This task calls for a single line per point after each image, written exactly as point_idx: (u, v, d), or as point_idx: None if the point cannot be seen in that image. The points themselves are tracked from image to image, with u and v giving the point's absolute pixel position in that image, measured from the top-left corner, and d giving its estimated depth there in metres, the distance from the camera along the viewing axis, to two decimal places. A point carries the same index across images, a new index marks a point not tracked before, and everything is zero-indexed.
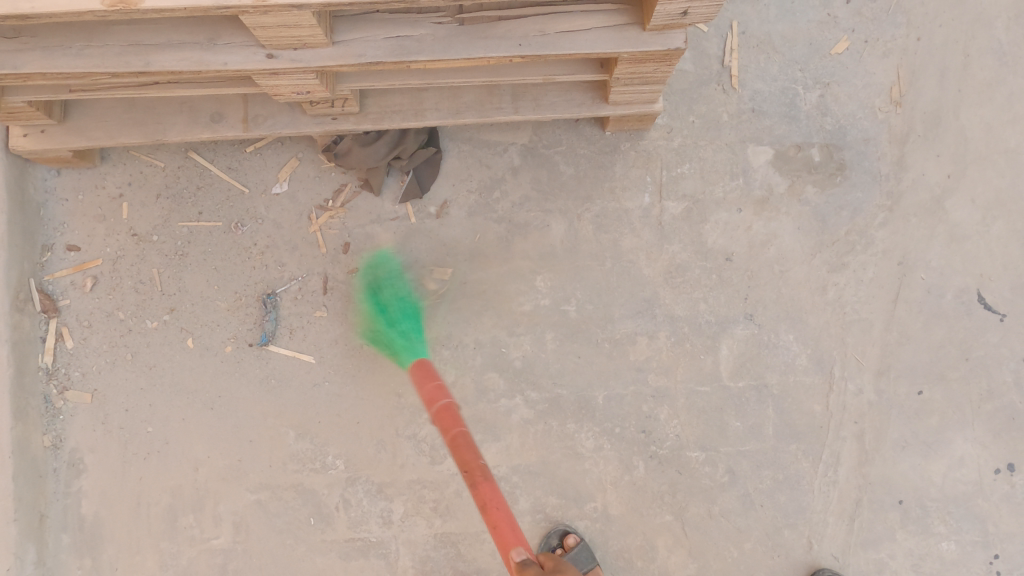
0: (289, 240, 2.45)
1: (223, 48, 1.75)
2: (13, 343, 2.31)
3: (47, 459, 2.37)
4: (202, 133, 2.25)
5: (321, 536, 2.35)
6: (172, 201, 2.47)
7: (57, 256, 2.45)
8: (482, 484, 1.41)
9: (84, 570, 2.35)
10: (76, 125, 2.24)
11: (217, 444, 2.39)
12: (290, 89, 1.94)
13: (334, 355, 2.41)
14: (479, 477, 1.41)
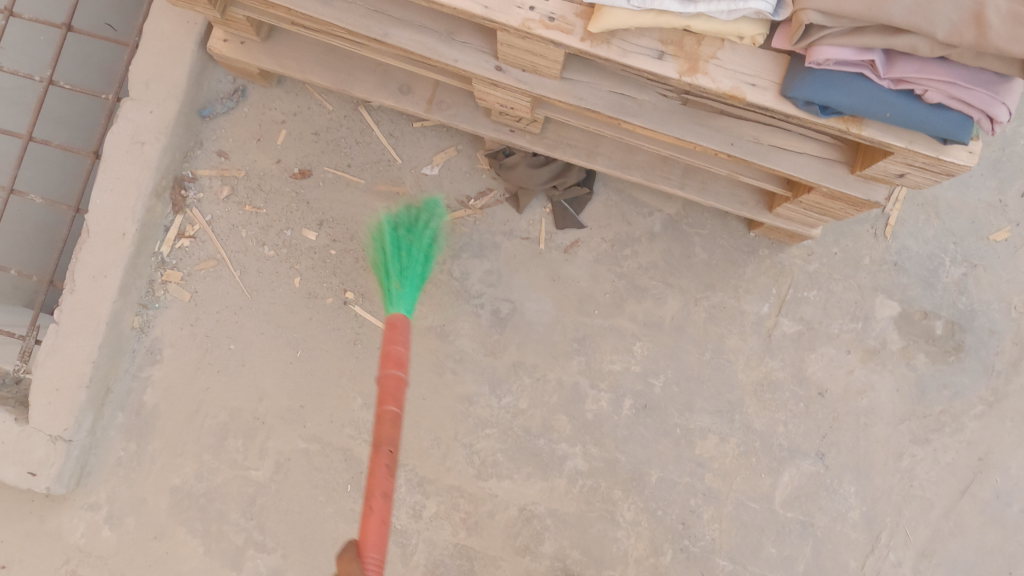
0: (420, 221, 2.50)
1: (457, 45, 1.82)
2: (143, 224, 2.38)
3: (130, 338, 2.45)
4: (386, 98, 2.30)
5: (351, 505, 2.41)
6: (327, 145, 2.53)
7: (205, 155, 2.52)
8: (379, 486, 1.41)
9: (126, 453, 2.42)
10: (273, 48, 2.30)
11: (287, 383, 2.46)
12: (496, 100, 1.98)
13: (423, 342, 2.47)
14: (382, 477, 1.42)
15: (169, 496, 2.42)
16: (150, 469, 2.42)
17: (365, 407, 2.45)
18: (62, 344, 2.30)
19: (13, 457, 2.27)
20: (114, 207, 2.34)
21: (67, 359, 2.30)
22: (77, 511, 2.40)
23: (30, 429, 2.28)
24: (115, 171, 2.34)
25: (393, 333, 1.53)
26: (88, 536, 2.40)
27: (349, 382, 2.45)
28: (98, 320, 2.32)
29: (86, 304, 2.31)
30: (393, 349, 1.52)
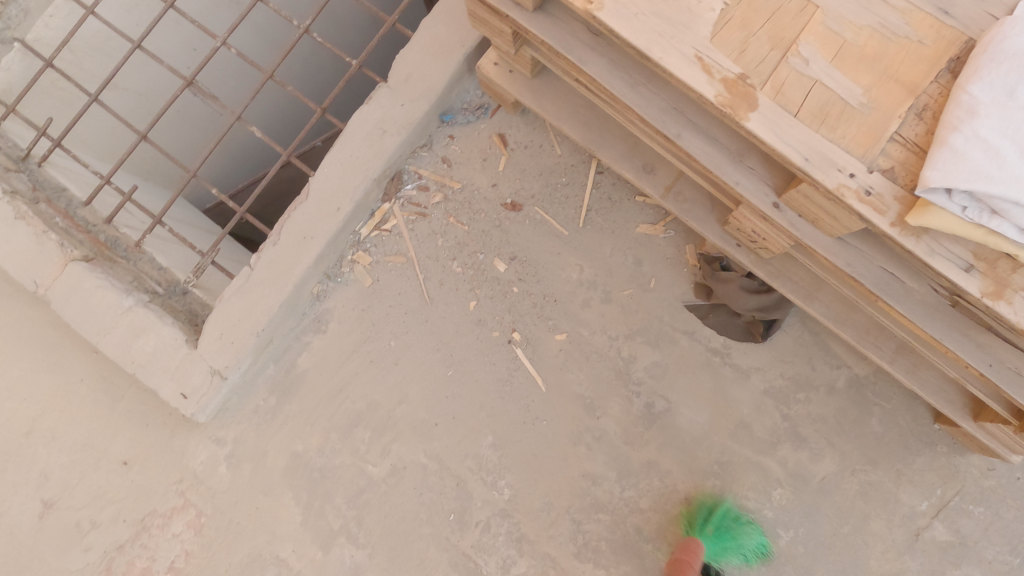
0: (607, 290, 2.48)
1: (743, 168, 1.79)
2: (357, 204, 2.45)
3: (305, 302, 2.53)
4: (627, 170, 2.27)
5: (447, 534, 2.44)
6: (545, 185, 2.53)
7: (430, 156, 2.57)
8: None
9: (264, 404, 2.52)
10: (538, 86, 2.31)
11: (429, 396, 2.49)
12: (751, 225, 1.93)
13: (569, 407, 2.46)
14: None
15: (288, 459, 2.50)
16: (279, 427, 2.51)
17: (493, 447, 2.46)
18: (250, 289, 2.40)
19: (172, 374, 2.41)
20: (337, 181, 2.41)
21: (249, 305, 2.40)
22: (203, 440, 2.52)
23: (196, 355, 2.40)
24: (350, 149, 2.42)
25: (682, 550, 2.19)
26: (206, 466, 2.52)
27: (485, 418, 2.47)
28: (287, 279, 2.41)
29: (282, 261, 2.41)
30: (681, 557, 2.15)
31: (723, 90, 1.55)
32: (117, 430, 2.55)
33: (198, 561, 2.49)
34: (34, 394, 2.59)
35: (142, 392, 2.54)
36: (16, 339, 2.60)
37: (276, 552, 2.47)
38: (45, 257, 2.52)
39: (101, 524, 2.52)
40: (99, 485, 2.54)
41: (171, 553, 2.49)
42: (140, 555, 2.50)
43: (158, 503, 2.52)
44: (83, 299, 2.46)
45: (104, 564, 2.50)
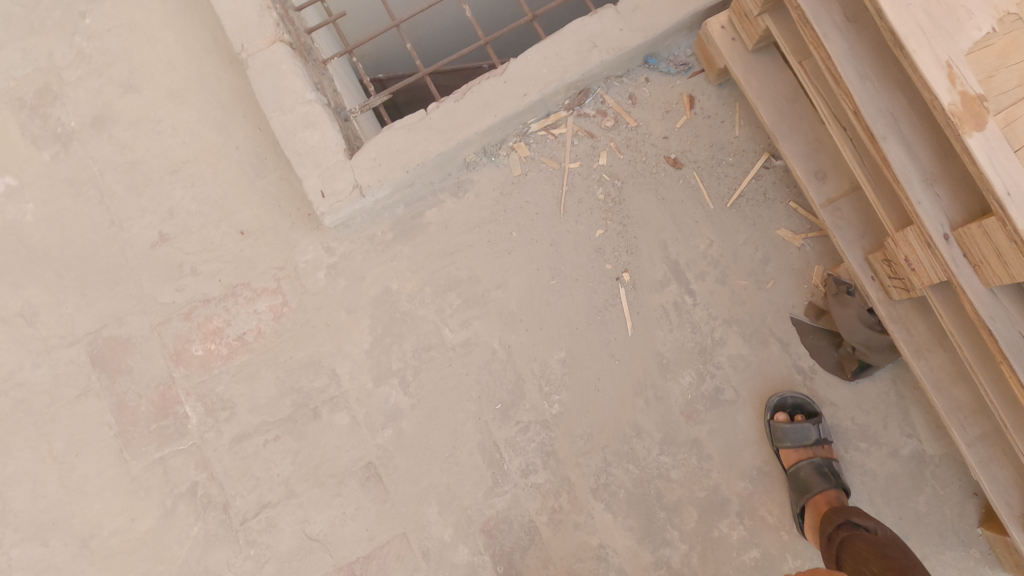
0: (726, 273, 2.54)
1: (930, 191, 1.83)
2: (543, 99, 2.57)
3: (454, 165, 2.66)
4: (800, 167, 2.34)
5: (488, 419, 2.54)
6: (710, 157, 2.61)
7: (620, 87, 2.68)
8: None
9: (381, 237, 2.67)
10: (752, 62, 2.40)
11: (525, 294, 2.60)
12: (906, 252, 1.97)
13: (645, 359, 2.52)
14: None
15: (379, 291, 2.64)
16: (385, 261, 2.66)
17: (561, 363, 2.55)
18: (419, 129, 2.55)
19: (321, 171, 2.57)
20: (535, 71, 2.54)
21: (412, 142, 2.55)
22: (316, 242, 2.68)
23: (347, 164, 2.56)
24: (559, 48, 2.53)
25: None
26: (308, 265, 2.68)
27: (566, 335, 2.56)
28: (454, 135, 2.55)
29: (456, 117, 2.55)
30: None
31: (958, 102, 1.62)
32: (248, 202, 2.73)
33: (265, 342, 2.65)
34: (194, 141, 2.79)
35: (283, 179, 2.73)
36: (201, 88, 2.82)
37: (334, 364, 2.61)
38: (260, 29, 2.67)
39: (199, 274, 2.70)
40: (212, 241, 2.72)
41: (246, 325, 2.66)
42: (220, 314, 2.68)
43: (254, 278, 2.68)
44: (274, 77, 2.63)
45: (187, 308, 2.69)
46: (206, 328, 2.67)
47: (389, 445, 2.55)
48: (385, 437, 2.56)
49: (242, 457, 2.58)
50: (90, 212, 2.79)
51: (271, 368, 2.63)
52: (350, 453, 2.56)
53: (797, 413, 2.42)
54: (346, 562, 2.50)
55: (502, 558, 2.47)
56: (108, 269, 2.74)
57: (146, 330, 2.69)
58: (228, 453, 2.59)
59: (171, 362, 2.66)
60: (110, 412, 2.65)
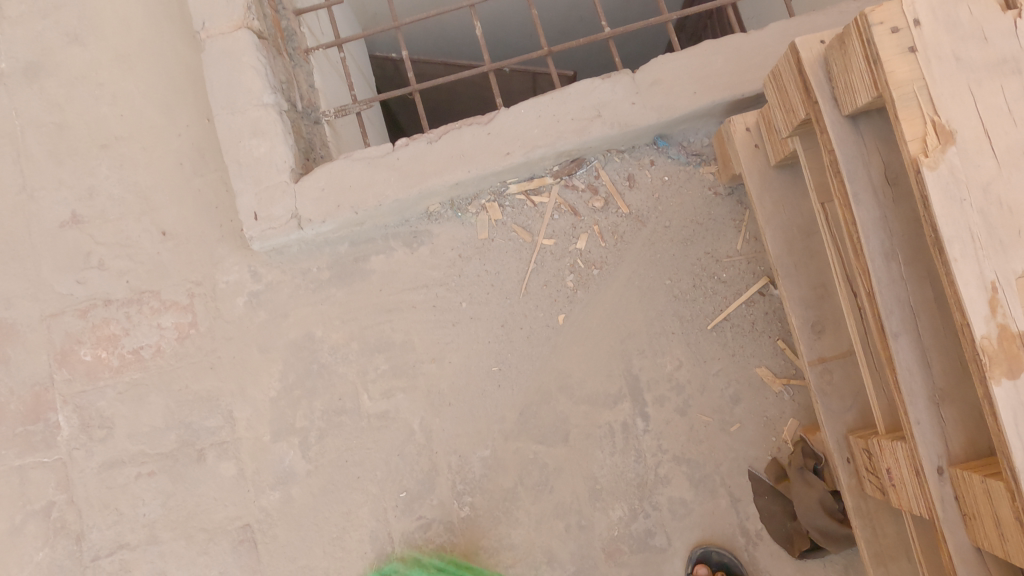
0: (688, 403, 2.24)
1: (934, 412, 1.51)
2: (527, 162, 2.24)
3: (414, 212, 2.34)
4: (796, 314, 2.02)
5: (388, 507, 2.25)
6: (702, 268, 2.28)
7: (619, 165, 2.34)
8: None
9: (315, 274, 2.35)
10: (772, 179, 2.06)
11: (460, 375, 2.29)
12: (891, 463, 1.66)
13: (575, 480, 2.22)
14: None
15: (300, 335, 2.33)
16: (314, 303, 2.34)
17: (482, 463, 2.25)
18: (380, 168, 2.23)
19: (260, 190, 2.24)
20: (525, 129, 2.21)
21: (369, 180, 2.23)
22: (242, 263, 2.37)
23: (291, 188, 2.23)
24: (559, 110, 2.21)
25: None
26: (229, 288, 2.36)
27: (495, 432, 2.26)
28: (418, 183, 2.22)
29: (425, 163, 2.23)
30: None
31: (994, 336, 1.29)
32: (178, 200, 2.41)
33: (162, 363, 2.34)
34: (133, 117, 2.45)
35: (222, 183, 2.40)
36: (153, 58, 2.46)
37: (232, 406, 2.32)
38: (228, 9, 2.31)
39: (105, 270, 2.39)
40: (129, 236, 2.40)
41: (145, 339, 2.36)
42: (119, 320, 2.37)
43: (166, 289, 2.37)
44: (233, 70, 2.28)
45: (84, 306, 2.38)
46: (101, 333, 2.36)
47: (273, 509, 2.27)
48: (271, 500, 2.27)
49: (108, 487, 2.30)
50: (0, 171, 2.46)
51: (163, 394, 2.33)
52: (228, 510, 2.27)
53: (723, 571, 2.15)
54: None
55: None
56: (7, 241, 2.42)
57: (34, 319, 2.38)
58: (94, 479, 2.30)
59: (54, 362, 2.36)
60: None
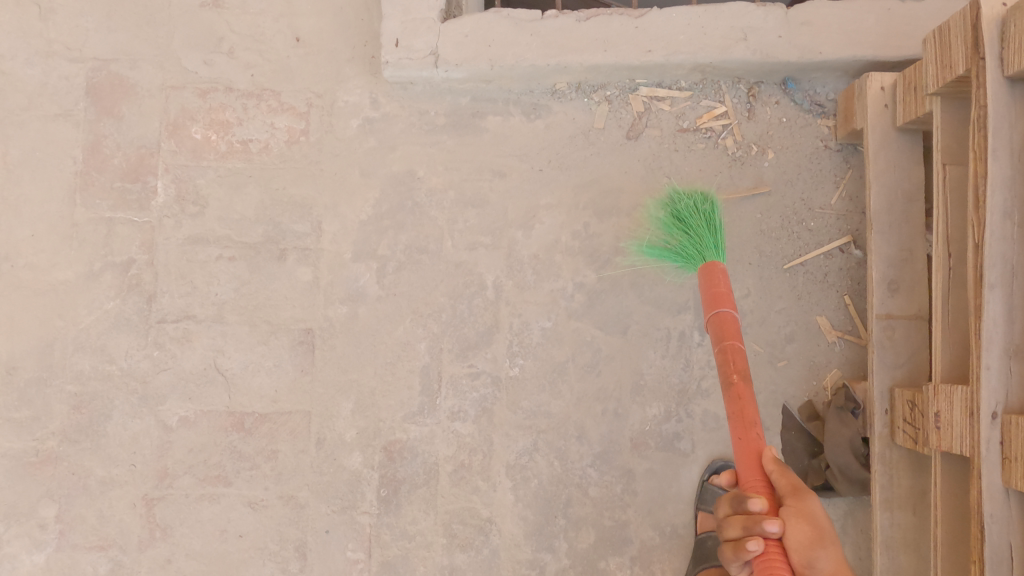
0: (744, 331, 2.36)
1: (1005, 362, 1.64)
2: (663, 66, 2.31)
3: (540, 85, 2.41)
4: (878, 268, 2.13)
5: (444, 348, 2.37)
6: (793, 212, 2.38)
7: (744, 96, 2.42)
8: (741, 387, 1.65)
9: (431, 118, 2.42)
10: (892, 140, 2.15)
11: (542, 248, 2.39)
12: (944, 407, 1.79)
13: (623, 372, 2.35)
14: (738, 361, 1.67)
15: (402, 169, 2.41)
16: (423, 144, 2.42)
17: (541, 333, 2.37)
18: (526, 30, 2.28)
19: (406, 20, 2.30)
20: (671, 33, 2.27)
21: (511, 39, 2.29)
22: (365, 88, 2.44)
23: (436, 27, 2.29)
24: (708, 23, 2.27)
25: (706, 272, 1.81)
26: (347, 108, 2.44)
27: (561, 308, 2.37)
28: (557, 54, 2.29)
29: (569, 38, 2.28)
30: (711, 287, 1.78)
31: None
32: (318, 12, 2.46)
33: (267, 160, 2.42)
34: None
35: (365, 7, 2.46)
36: None
37: (323, 217, 2.41)
38: None
39: (233, 58, 2.45)
40: (263, 33, 2.45)
41: (256, 133, 2.43)
42: (235, 109, 2.44)
43: (287, 92, 2.44)
44: None
45: (205, 86, 2.44)
46: (215, 117, 2.44)
47: (337, 322, 2.38)
48: (337, 313, 2.38)
49: (189, 260, 2.40)
50: None
51: (260, 188, 2.41)
52: (295, 311, 2.38)
53: None
54: (239, 410, 2.35)
55: (389, 483, 2.34)
56: (144, 6, 2.46)
57: (154, 86, 2.44)
58: (177, 249, 2.40)
59: (165, 131, 2.43)
60: (79, 148, 2.42)
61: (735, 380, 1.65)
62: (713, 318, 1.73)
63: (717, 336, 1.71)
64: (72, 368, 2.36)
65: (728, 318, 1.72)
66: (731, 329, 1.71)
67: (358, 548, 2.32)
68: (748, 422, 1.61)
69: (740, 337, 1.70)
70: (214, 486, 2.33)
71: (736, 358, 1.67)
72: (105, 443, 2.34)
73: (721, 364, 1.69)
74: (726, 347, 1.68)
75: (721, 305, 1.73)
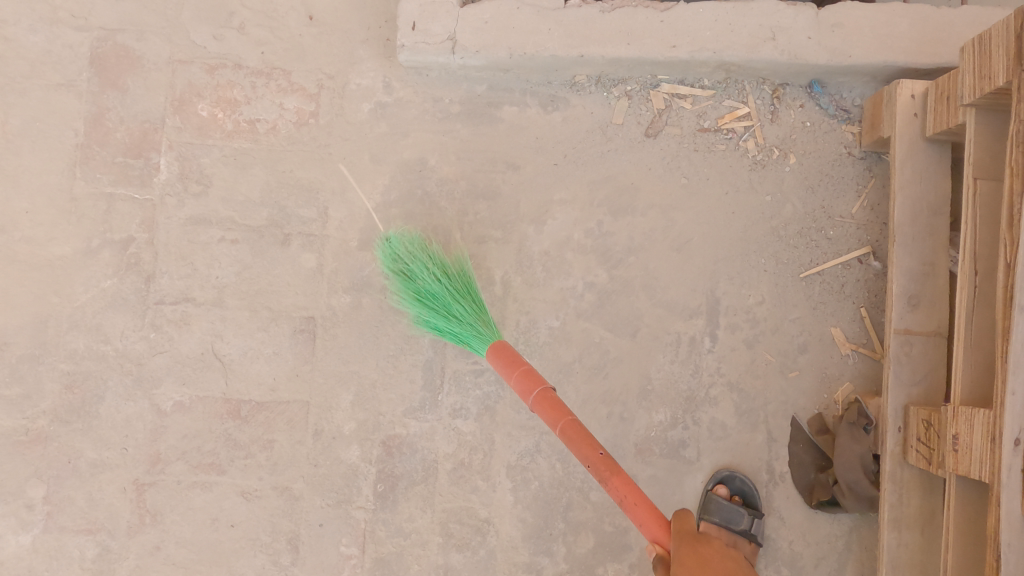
0: (757, 339, 2.31)
1: None
2: (688, 62, 2.23)
3: (560, 76, 2.34)
4: (899, 282, 2.07)
5: (448, 343, 2.31)
6: (813, 219, 2.32)
7: (768, 97, 2.35)
8: (600, 455, 1.66)
9: (446, 105, 2.35)
10: (919, 151, 2.09)
11: (554, 244, 2.33)
12: (962, 430, 1.74)
13: (631, 375, 2.30)
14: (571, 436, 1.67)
15: (414, 157, 2.35)
16: (436, 132, 2.35)
17: (548, 332, 2.31)
18: (548, 19, 2.21)
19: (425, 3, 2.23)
20: (698, 28, 2.20)
21: (532, 27, 2.21)
22: (379, 71, 2.37)
23: (455, 11, 2.21)
24: (737, 20, 2.19)
25: (497, 353, 1.87)
26: (359, 92, 2.37)
27: (570, 307, 2.31)
28: (579, 45, 2.21)
29: (592, 29, 2.21)
30: (515, 367, 1.81)
31: None
32: None
33: (274, 141, 2.35)
34: None
35: None
36: None
37: (329, 203, 2.34)
38: None
39: (244, 34, 2.37)
40: (276, 9, 2.37)
41: (264, 113, 2.36)
42: (244, 87, 2.37)
43: (298, 72, 2.37)
44: None
45: (214, 62, 2.37)
46: (223, 94, 2.36)
47: (340, 311, 2.32)
48: (341, 302, 2.32)
49: (190, 241, 2.33)
50: None
51: (266, 170, 2.34)
52: (298, 298, 2.32)
53: (740, 497, 2.25)
54: (236, 398, 2.30)
55: (387, 478, 2.28)
56: None
57: (161, 59, 2.37)
58: (178, 229, 2.33)
59: (170, 107, 2.36)
60: (81, 120, 2.35)
61: (591, 449, 1.66)
62: (537, 402, 1.72)
63: (551, 420, 1.70)
64: (66, 347, 2.30)
65: (550, 397, 1.73)
66: (559, 411, 1.70)
67: (352, 543, 2.27)
68: (614, 480, 1.65)
69: (569, 410, 1.71)
70: (207, 474, 2.27)
71: (550, 408, 1.71)
72: (97, 425, 2.28)
73: (570, 445, 1.67)
74: (562, 424, 1.68)
75: (535, 386, 1.74)
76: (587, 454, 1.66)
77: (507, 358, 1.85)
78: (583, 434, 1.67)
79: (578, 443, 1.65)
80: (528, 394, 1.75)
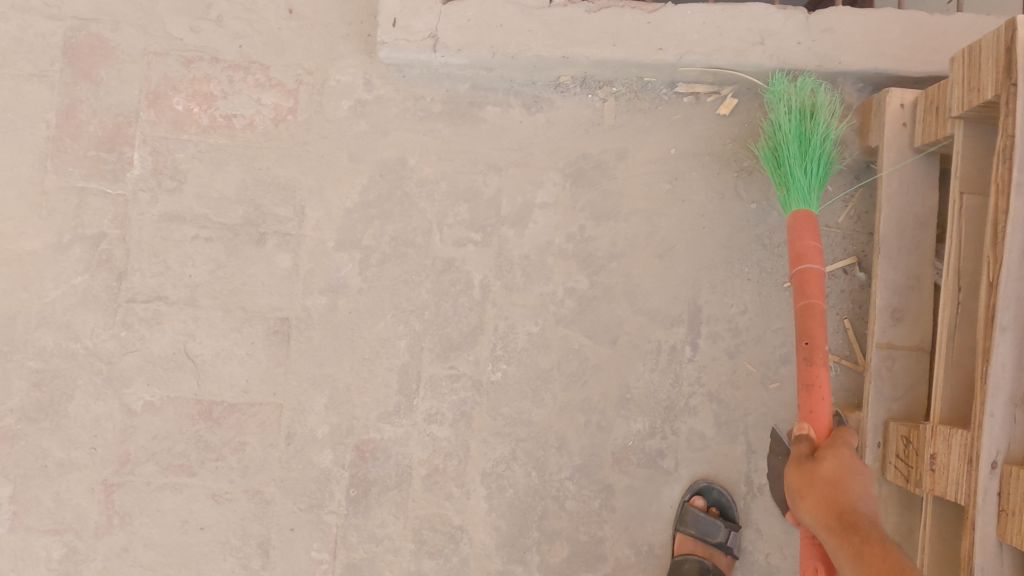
0: (738, 349, 2.27)
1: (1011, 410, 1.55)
2: (675, 65, 2.19)
3: (544, 77, 2.29)
4: (883, 295, 2.03)
5: (425, 347, 2.27)
6: None
7: (757, 102, 2.30)
8: (814, 365, 1.86)
9: (427, 104, 2.30)
10: (907, 162, 2.05)
11: (535, 249, 2.28)
12: (940, 450, 1.71)
13: (610, 383, 2.26)
14: (811, 353, 1.88)
15: (393, 157, 2.30)
16: (417, 132, 2.30)
17: (527, 338, 2.27)
18: (533, 18, 2.16)
19: None
20: (686, 31, 2.15)
21: (516, 26, 2.16)
22: (360, 67, 2.31)
23: (437, 8, 2.16)
24: (725, 24, 2.14)
25: (798, 221, 2.00)
26: (339, 88, 2.31)
27: (549, 313, 2.27)
28: (564, 45, 2.16)
29: (577, 29, 2.16)
30: (797, 239, 1.98)
31: None
32: None
33: (251, 137, 2.30)
34: None
35: None
36: None
37: (306, 202, 2.29)
38: None
39: (221, 27, 2.31)
40: (255, 2, 2.31)
41: (241, 108, 2.31)
42: (220, 82, 2.31)
43: (276, 66, 2.31)
44: None
45: (190, 55, 2.31)
46: (200, 88, 2.31)
47: (315, 312, 2.27)
48: (316, 303, 2.28)
49: (163, 238, 2.28)
50: None
51: (242, 166, 2.29)
52: (272, 299, 2.28)
53: (716, 509, 2.23)
54: (208, 399, 2.26)
55: (360, 483, 2.25)
56: None
57: (136, 50, 2.31)
58: (151, 226, 2.28)
59: (145, 100, 2.30)
60: (53, 112, 2.29)
61: (804, 342, 1.89)
62: (796, 274, 1.95)
63: (800, 296, 1.93)
64: (35, 344, 2.26)
65: (813, 277, 1.93)
66: (812, 306, 1.90)
67: (323, 548, 2.24)
68: (815, 396, 1.85)
69: (818, 296, 1.93)
70: (177, 476, 2.24)
71: (810, 282, 1.92)
72: (66, 423, 2.24)
73: (798, 321, 1.92)
74: (805, 303, 1.91)
75: (805, 262, 1.95)
76: (810, 334, 1.89)
77: (804, 226, 1.99)
78: (808, 312, 1.91)
79: (807, 320, 1.90)
80: (796, 263, 1.96)
